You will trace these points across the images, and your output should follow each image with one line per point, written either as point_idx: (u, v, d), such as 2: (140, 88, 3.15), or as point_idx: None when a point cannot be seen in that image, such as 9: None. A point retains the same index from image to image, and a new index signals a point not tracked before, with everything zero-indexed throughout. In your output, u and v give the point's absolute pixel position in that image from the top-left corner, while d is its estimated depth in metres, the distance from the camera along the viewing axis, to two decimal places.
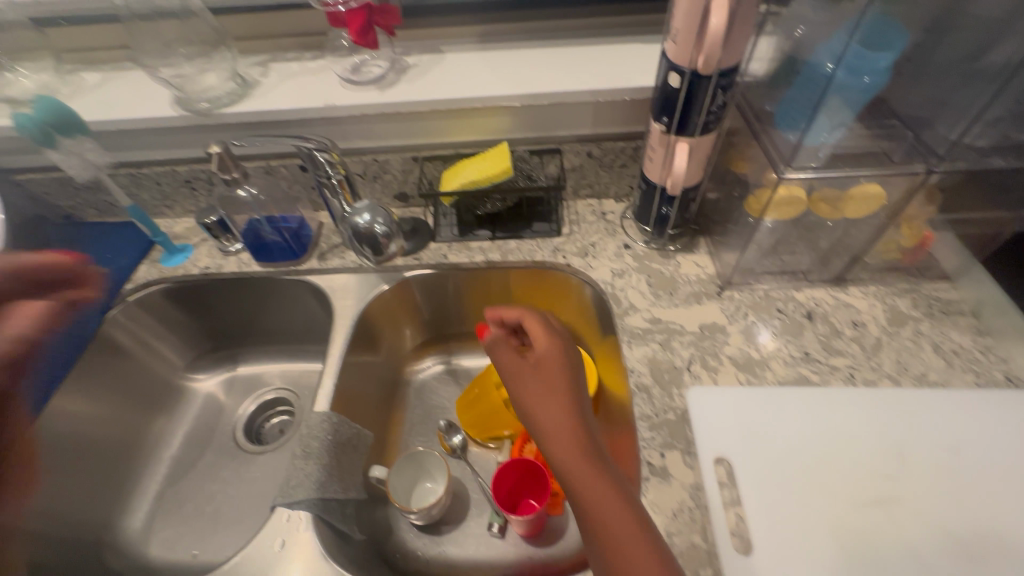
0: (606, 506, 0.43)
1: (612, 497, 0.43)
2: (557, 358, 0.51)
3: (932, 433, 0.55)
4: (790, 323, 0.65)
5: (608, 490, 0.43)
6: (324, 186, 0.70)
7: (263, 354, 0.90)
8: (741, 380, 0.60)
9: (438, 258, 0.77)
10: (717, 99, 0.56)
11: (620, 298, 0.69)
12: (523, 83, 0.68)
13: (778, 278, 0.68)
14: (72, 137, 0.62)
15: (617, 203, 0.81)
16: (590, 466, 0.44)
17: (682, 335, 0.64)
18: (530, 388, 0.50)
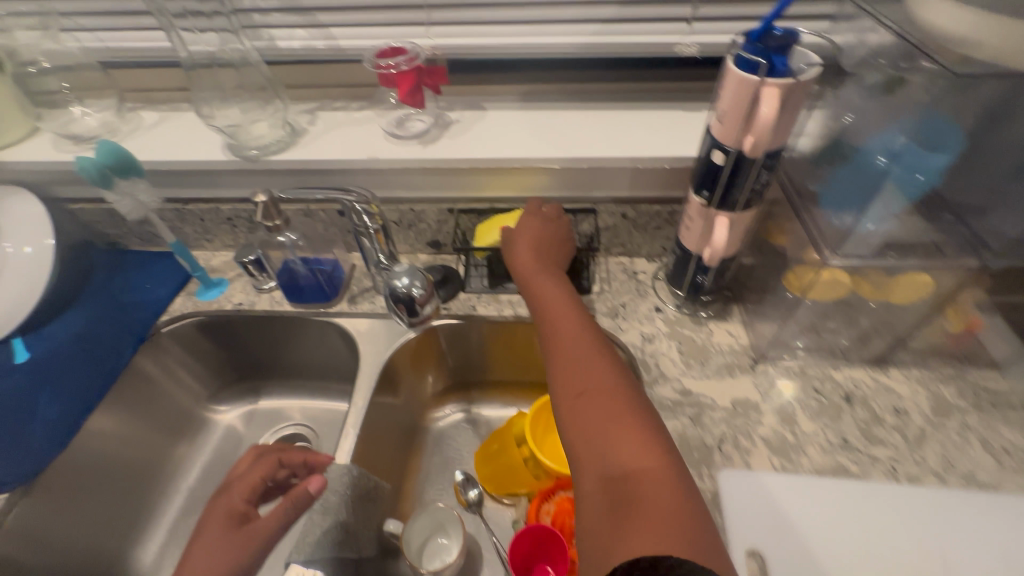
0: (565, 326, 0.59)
1: (605, 395, 0.50)
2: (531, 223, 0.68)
3: (976, 541, 0.52)
4: (827, 405, 0.62)
5: (593, 348, 0.55)
6: (361, 235, 0.71)
7: (285, 389, 0.91)
8: (776, 465, 0.58)
9: (467, 309, 0.77)
10: (761, 178, 0.56)
11: (650, 365, 0.67)
12: (563, 145, 0.69)
13: (814, 355, 0.66)
14: (129, 178, 0.65)
15: (649, 263, 0.80)
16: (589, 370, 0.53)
17: (714, 410, 0.63)
18: (548, 291, 0.62)
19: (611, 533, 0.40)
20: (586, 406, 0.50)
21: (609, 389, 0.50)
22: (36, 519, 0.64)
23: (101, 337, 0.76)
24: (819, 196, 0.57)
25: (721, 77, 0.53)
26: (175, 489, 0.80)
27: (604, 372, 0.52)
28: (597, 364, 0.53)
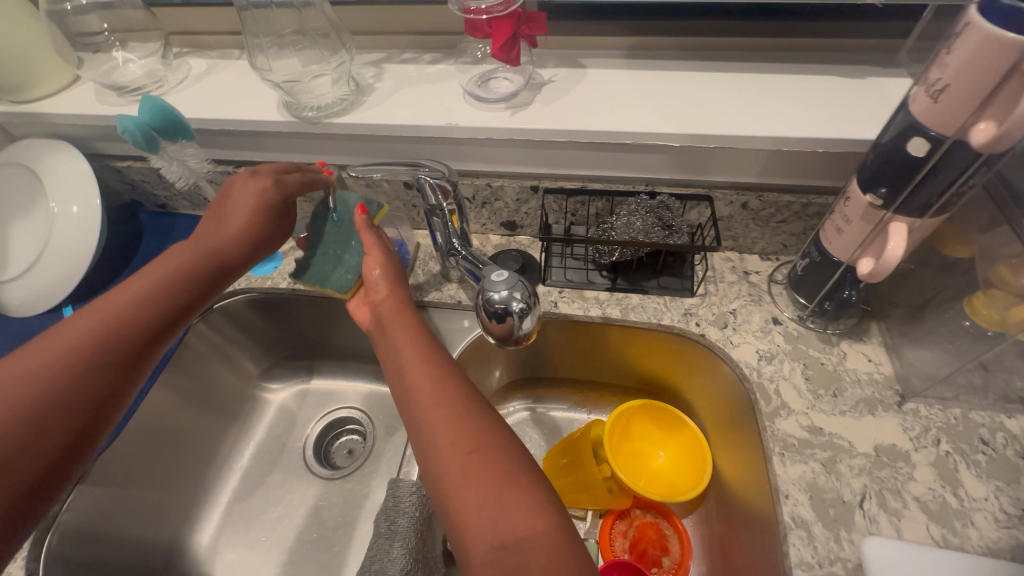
0: (415, 364, 0.48)
1: (439, 408, 0.43)
2: (382, 270, 0.58)
3: None
4: (999, 463, 0.50)
5: (427, 371, 0.47)
6: (433, 215, 0.61)
7: (340, 369, 0.86)
8: (934, 536, 0.47)
9: (546, 305, 0.67)
10: (974, 178, 0.42)
11: (768, 392, 0.57)
12: (684, 116, 0.56)
13: (982, 396, 0.54)
14: (177, 141, 0.57)
15: (762, 261, 0.68)
16: (463, 451, 0.40)
17: (851, 456, 0.52)
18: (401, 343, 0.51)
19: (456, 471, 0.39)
20: (445, 444, 0.41)
21: (449, 413, 0.43)
22: (97, 510, 0.62)
23: None
24: None
25: (954, 35, 0.38)
26: (230, 469, 0.78)
27: (428, 394, 0.45)
28: (472, 426, 0.42)
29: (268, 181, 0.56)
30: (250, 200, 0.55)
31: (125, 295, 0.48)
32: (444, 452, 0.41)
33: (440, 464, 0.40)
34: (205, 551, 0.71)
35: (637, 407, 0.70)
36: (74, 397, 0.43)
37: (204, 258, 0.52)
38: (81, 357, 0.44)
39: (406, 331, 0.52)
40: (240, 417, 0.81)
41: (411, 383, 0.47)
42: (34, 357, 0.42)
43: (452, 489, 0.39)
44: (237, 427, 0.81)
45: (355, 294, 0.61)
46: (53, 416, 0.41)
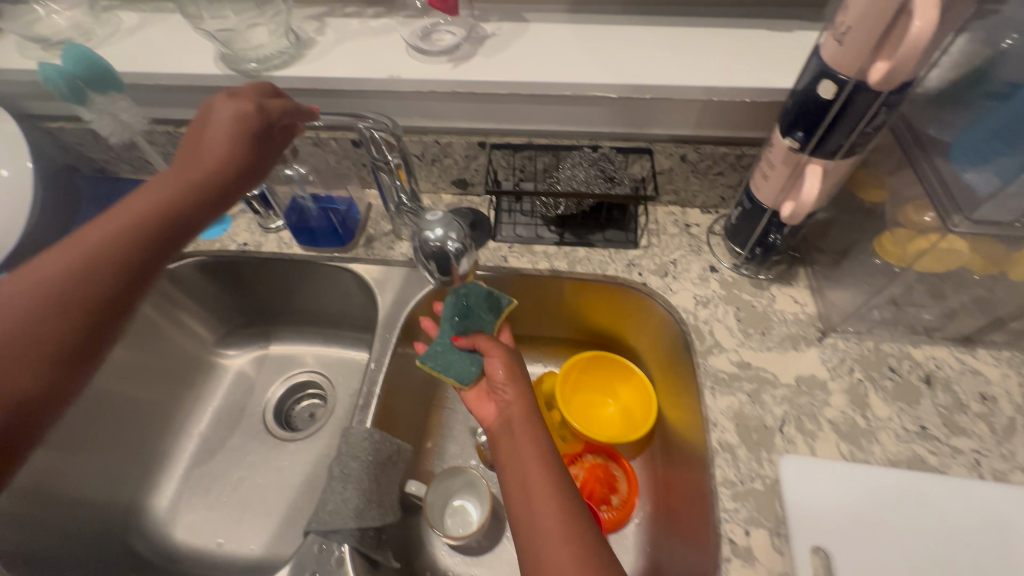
0: (536, 474, 0.47)
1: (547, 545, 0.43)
2: (501, 359, 0.57)
3: None
4: (904, 387, 0.55)
5: (551, 489, 0.46)
6: (379, 170, 0.61)
7: (298, 334, 0.86)
8: (844, 453, 0.52)
9: (496, 260, 0.68)
10: (876, 119, 0.45)
11: (703, 333, 0.60)
12: (621, 67, 0.57)
13: (893, 329, 0.59)
14: (107, 94, 0.56)
15: (703, 214, 0.71)
16: (583, 557, 0.42)
17: (775, 386, 0.56)
18: (520, 461, 0.49)
19: None
20: (560, 544, 0.43)
21: (562, 535, 0.43)
22: (43, 472, 0.62)
23: None
24: (951, 144, 0.46)
25: None
26: (187, 435, 0.78)
27: (553, 517, 0.44)
28: (583, 533, 0.43)
29: (247, 107, 0.49)
30: (227, 130, 0.48)
31: (79, 254, 0.42)
32: (564, 556, 0.42)
33: (553, 560, 0.42)
34: (164, 513, 0.72)
35: (589, 358, 0.73)
36: (38, 369, 0.39)
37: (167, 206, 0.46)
38: (38, 325, 0.39)
39: (533, 441, 0.50)
40: (197, 383, 0.81)
41: (524, 473, 0.48)
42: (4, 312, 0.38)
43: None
44: (193, 393, 0.80)
45: (474, 386, 0.59)
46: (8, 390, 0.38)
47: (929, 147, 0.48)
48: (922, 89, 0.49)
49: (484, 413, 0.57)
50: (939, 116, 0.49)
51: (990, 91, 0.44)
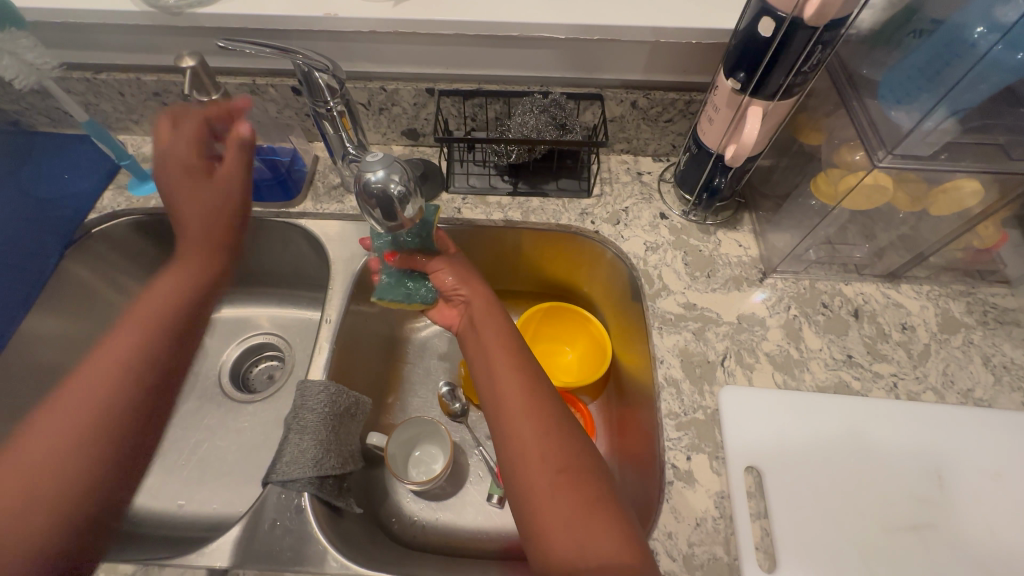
0: (496, 360, 0.50)
1: (509, 416, 0.46)
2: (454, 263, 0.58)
3: (978, 457, 0.51)
4: (834, 321, 0.59)
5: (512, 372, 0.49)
6: (322, 118, 0.58)
7: (250, 296, 0.83)
8: (778, 382, 0.55)
9: (450, 212, 0.67)
10: (813, 57, 0.46)
11: (651, 277, 0.62)
12: (568, 7, 0.56)
13: (827, 268, 0.62)
14: (7, 31, 0.52)
15: (654, 163, 0.72)
16: (542, 432, 0.45)
17: (718, 325, 0.59)
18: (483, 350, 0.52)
19: (542, 455, 0.43)
20: (523, 420, 0.45)
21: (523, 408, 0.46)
22: None
23: (16, 239, 0.66)
24: (880, 82, 0.48)
25: None
26: None
27: (513, 393, 0.47)
28: (544, 413, 0.46)
29: (190, 123, 0.54)
30: (178, 168, 0.52)
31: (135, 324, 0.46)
32: (523, 426, 0.45)
33: (515, 432, 0.45)
34: None
35: (545, 309, 0.74)
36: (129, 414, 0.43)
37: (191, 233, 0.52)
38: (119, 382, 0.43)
39: (494, 331, 0.53)
40: None
41: (491, 364, 0.50)
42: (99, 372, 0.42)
43: (529, 454, 0.44)
44: None
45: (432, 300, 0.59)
46: (116, 438, 0.41)
47: (860, 88, 0.50)
48: (857, 28, 0.51)
49: (449, 320, 0.59)
50: (871, 56, 0.50)
51: (916, 29, 0.46)
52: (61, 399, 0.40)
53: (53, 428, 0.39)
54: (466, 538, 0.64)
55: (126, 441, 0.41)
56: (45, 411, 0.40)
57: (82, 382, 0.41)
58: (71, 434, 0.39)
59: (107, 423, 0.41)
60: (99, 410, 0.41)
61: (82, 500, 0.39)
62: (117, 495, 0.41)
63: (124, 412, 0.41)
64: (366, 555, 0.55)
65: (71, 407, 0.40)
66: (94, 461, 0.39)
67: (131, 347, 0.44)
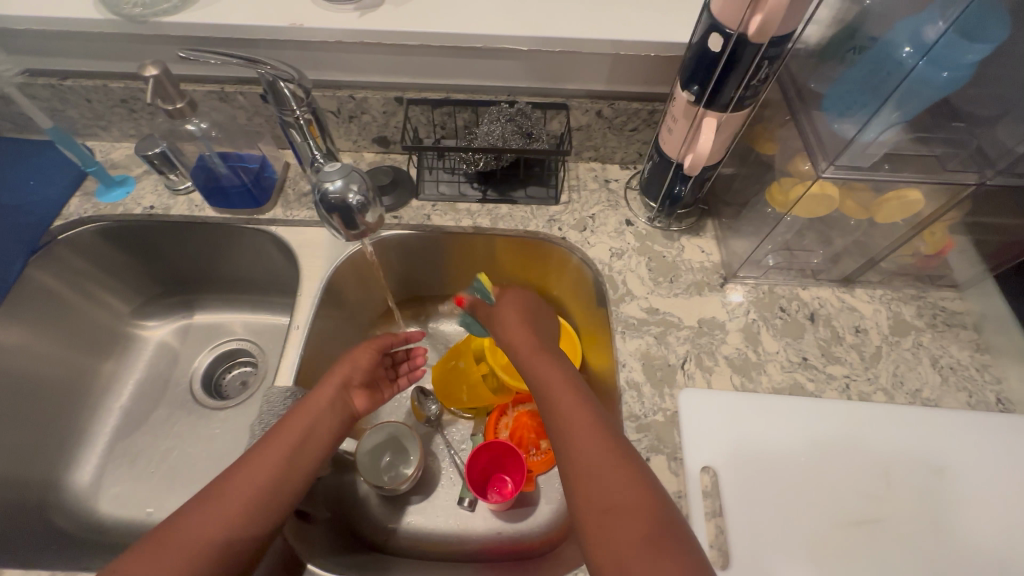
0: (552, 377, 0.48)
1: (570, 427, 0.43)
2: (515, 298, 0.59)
3: (925, 455, 0.53)
4: (791, 324, 0.61)
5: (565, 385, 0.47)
6: (289, 126, 0.59)
7: (222, 302, 0.83)
8: (735, 384, 0.57)
9: (419, 219, 0.68)
10: (760, 72, 0.48)
11: (616, 283, 0.64)
12: (531, 20, 0.58)
13: (785, 273, 0.64)
14: None
15: (621, 170, 0.74)
16: (604, 442, 0.42)
17: (679, 329, 0.60)
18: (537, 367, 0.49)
19: (596, 465, 0.40)
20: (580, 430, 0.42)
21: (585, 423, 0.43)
22: None
23: None
24: (823, 96, 0.50)
25: None
26: (107, 408, 0.75)
27: (568, 403, 0.45)
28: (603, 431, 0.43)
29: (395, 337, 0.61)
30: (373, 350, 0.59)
31: (305, 416, 0.50)
32: (580, 435, 0.42)
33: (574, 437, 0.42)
34: (86, 488, 0.70)
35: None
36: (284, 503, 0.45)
37: (341, 378, 0.54)
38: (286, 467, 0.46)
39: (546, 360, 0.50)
40: (115, 356, 0.78)
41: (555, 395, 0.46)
42: (275, 454, 0.46)
43: (616, 489, 0.39)
44: (112, 366, 0.77)
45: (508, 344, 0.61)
46: (280, 515, 0.44)
47: (808, 101, 0.52)
48: (805, 43, 0.53)
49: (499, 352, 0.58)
50: (819, 70, 0.52)
51: (855, 46, 0.48)
52: (249, 464, 0.45)
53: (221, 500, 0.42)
54: (436, 541, 0.65)
55: (273, 520, 0.43)
56: (240, 470, 0.44)
57: (251, 466, 0.44)
58: (233, 509, 0.41)
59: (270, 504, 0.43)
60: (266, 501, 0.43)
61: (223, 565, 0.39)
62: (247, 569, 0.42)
63: (286, 480, 0.45)
64: (331, 563, 0.55)
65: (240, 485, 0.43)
66: (244, 540, 0.41)
67: (294, 443, 0.47)
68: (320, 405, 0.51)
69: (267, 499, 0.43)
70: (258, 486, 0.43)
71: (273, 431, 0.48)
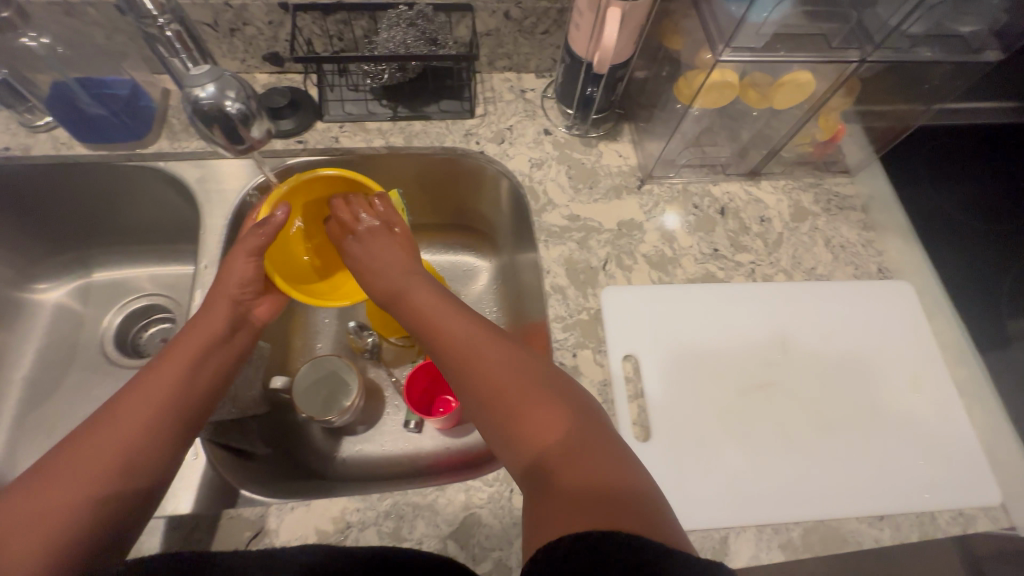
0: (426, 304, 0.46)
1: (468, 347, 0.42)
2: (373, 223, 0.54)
3: (815, 326, 0.59)
4: (704, 219, 0.64)
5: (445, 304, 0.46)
6: (154, 40, 0.51)
7: (121, 256, 0.76)
8: (653, 279, 0.60)
9: (327, 142, 0.64)
10: None
11: (537, 193, 0.64)
12: None
13: (697, 170, 0.66)
14: None
15: (537, 79, 0.71)
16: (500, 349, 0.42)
17: (600, 233, 0.62)
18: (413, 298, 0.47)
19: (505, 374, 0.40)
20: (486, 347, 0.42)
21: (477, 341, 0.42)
22: None
23: None
24: None
25: None
26: (7, 379, 0.69)
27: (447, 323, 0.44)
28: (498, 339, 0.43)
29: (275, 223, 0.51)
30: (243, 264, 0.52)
31: (157, 382, 0.45)
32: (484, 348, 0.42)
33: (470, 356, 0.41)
34: None
35: (309, 178, 0.56)
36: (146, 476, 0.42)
37: (231, 296, 0.51)
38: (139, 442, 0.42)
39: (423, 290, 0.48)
40: (3, 324, 0.70)
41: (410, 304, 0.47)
42: (118, 431, 0.42)
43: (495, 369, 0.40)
44: (2, 335, 0.70)
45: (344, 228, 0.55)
46: (135, 492, 0.41)
47: None
48: None
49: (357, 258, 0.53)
50: None
51: None
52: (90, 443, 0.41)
53: (75, 463, 0.39)
54: (388, 463, 0.66)
55: (161, 468, 0.43)
56: (78, 450, 0.40)
57: (92, 443, 0.40)
58: (93, 469, 0.39)
59: (137, 461, 0.42)
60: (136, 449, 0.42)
61: (105, 518, 0.39)
62: (144, 515, 0.42)
63: (150, 445, 0.43)
64: (276, 493, 0.56)
65: (97, 444, 0.40)
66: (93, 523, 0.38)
67: (162, 409, 0.44)
68: (191, 350, 0.48)
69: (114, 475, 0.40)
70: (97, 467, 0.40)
71: (126, 392, 0.44)
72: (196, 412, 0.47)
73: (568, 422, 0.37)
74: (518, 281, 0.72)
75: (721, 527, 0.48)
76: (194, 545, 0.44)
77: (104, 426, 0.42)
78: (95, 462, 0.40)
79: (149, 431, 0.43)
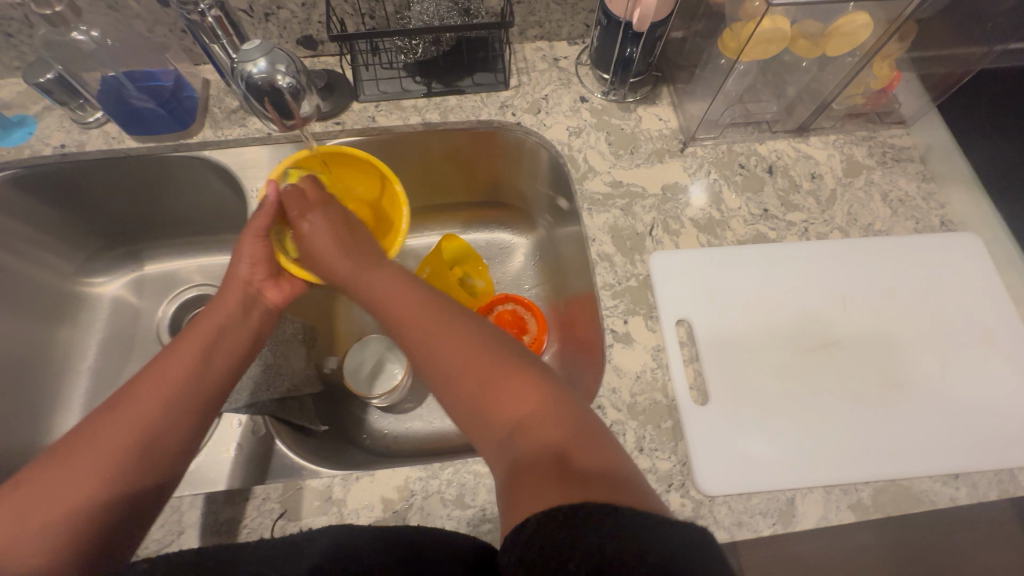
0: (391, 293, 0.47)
1: (439, 336, 0.43)
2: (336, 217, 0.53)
3: (872, 283, 0.56)
4: (751, 179, 0.62)
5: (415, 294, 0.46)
6: (195, 25, 0.52)
7: (171, 248, 0.78)
8: (702, 242, 0.58)
9: (364, 122, 0.64)
10: None
11: (577, 161, 0.62)
12: None
13: (742, 129, 0.64)
14: None
15: (570, 47, 0.70)
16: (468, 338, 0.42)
17: (644, 198, 0.60)
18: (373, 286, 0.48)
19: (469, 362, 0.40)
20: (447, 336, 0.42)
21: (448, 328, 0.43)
22: None
23: None
24: None
25: None
26: (76, 369, 0.72)
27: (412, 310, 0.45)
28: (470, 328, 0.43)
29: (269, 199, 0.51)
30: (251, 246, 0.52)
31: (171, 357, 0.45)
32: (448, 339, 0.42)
33: (437, 344, 0.42)
34: None
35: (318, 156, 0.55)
36: (165, 452, 0.41)
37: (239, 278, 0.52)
38: (156, 413, 0.41)
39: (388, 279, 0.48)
40: (67, 317, 0.73)
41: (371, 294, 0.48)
42: (135, 404, 0.41)
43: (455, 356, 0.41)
44: (67, 328, 0.73)
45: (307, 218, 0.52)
46: (157, 465, 0.40)
47: None
48: None
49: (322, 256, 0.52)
50: None
51: None
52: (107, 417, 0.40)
53: (90, 447, 0.38)
54: (439, 439, 0.67)
55: (180, 441, 0.42)
56: (96, 426, 0.40)
57: (107, 416, 0.40)
58: (108, 448, 0.38)
59: (156, 435, 0.41)
60: (158, 428, 0.41)
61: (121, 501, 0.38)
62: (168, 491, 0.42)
63: (166, 416, 0.42)
64: (337, 465, 0.57)
65: (111, 429, 0.39)
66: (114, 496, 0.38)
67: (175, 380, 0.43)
68: (207, 330, 0.48)
69: (132, 447, 0.39)
70: (118, 438, 0.39)
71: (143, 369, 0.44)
72: (214, 382, 0.46)
73: (536, 404, 0.37)
74: (559, 252, 0.71)
75: (788, 489, 0.47)
76: (265, 515, 0.46)
77: (123, 403, 0.41)
78: (113, 437, 0.39)
79: (167, 403, 0.42)
